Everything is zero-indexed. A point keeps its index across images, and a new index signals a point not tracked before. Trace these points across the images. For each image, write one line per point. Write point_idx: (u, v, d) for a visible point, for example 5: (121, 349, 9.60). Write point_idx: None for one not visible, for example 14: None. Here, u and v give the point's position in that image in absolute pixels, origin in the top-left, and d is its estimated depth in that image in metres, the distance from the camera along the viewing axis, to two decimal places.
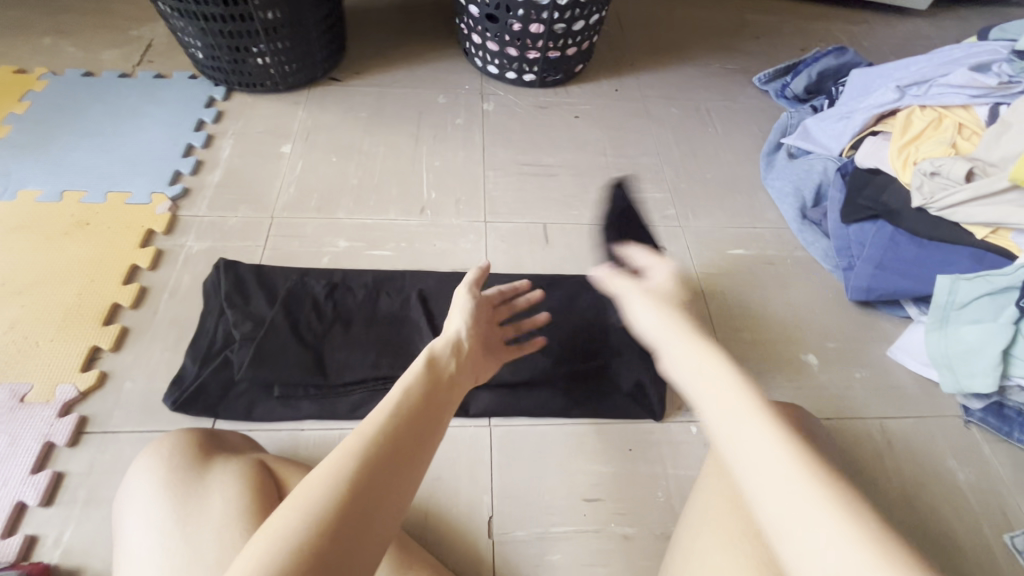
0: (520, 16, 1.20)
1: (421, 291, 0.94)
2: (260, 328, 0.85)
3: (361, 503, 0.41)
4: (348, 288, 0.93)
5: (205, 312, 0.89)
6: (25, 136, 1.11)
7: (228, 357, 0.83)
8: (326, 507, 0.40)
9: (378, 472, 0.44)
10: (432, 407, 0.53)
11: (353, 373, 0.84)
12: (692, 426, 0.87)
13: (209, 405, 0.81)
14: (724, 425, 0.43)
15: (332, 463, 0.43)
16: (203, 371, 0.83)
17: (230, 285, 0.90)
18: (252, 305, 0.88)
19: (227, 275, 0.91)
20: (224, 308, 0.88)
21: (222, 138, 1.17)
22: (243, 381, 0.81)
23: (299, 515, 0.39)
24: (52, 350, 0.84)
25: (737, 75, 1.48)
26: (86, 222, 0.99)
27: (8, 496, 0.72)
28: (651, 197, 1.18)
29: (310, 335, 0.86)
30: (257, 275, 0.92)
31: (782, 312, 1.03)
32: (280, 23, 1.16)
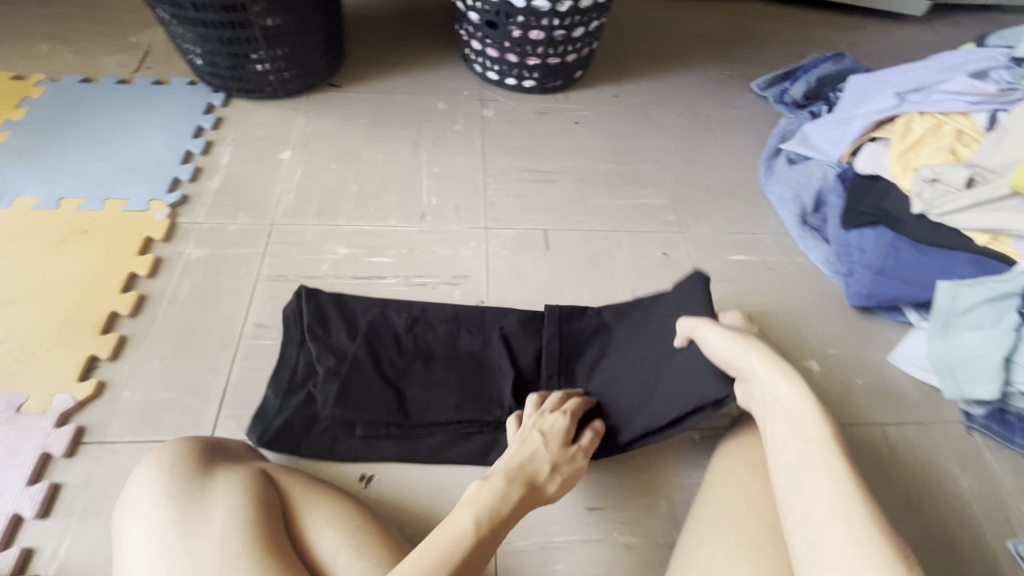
0: (520, 22, 1.20)
1: (504, 327, 0.87)
2: (342, 363, 0.81)
3: None
4: (427, 322, 0.87)
5: (285, 342, 0.85)
6: (23, 143, 1.11)
7: (311, 393, 0.79)
8: None
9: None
10: (485, 550, 0.53)
11: (434, 415, 0.79)
12: (695, 433, 0.87)
13: (293, 443, 0.78)
14: (799, 459, 0.53)
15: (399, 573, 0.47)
16: (287, 405, 0.80)
17: (312, 316, 0.85)
18: (333, 337, 0.83)
19: (309, 304, 0.85)
20: (305, 339, 0.84)
21: (220, 145, 1.16)
22: (327, 419, 0.78)
23: None
24: (49, 359, 0.83)
25: (736, 81, 1.48)
26: (84, 229, 0.98)
27: (4, 509, 0.71)
28: (651, 203, 1.18)
29: (392, 372, 0.81)
30: (338, 305, 0.87)
31: (784, 318, 1.02)
32: (279, 30, 1.16)
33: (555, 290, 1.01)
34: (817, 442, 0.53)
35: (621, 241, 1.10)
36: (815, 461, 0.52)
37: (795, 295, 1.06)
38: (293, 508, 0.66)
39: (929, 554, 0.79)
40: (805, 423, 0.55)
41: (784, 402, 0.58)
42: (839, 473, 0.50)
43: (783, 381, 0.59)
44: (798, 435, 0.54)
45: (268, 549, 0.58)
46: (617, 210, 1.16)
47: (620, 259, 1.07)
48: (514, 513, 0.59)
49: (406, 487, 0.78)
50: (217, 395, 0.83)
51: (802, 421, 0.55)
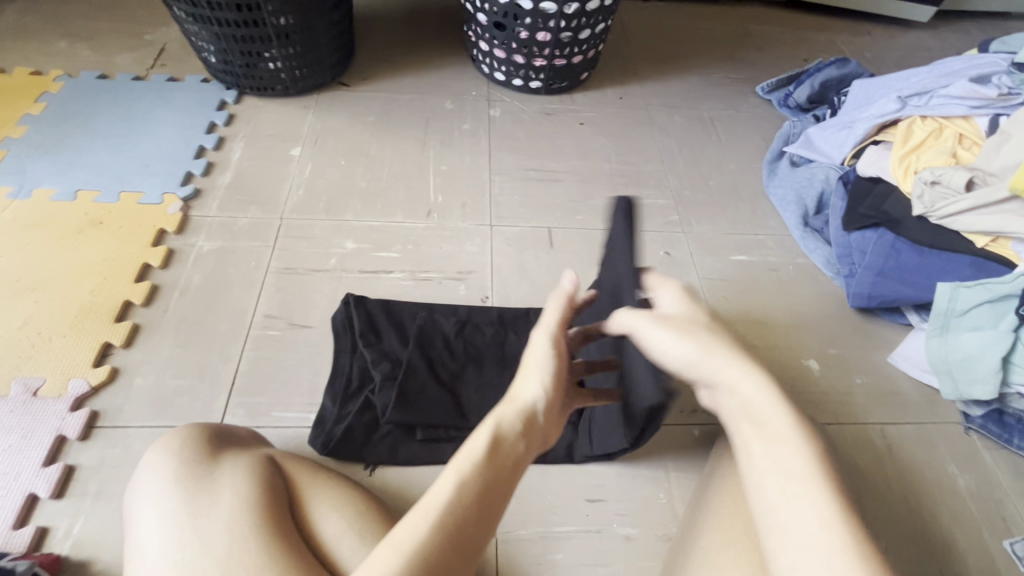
0: (527, 24, 1.22)
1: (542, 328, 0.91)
2: (398, 368, 0.84)
3: None
4: (476, 327, 0.90)
5: (337, 350, 0.88)
6: (41, 136, 1.13)
7: (369, 399, 0.82)
8: None
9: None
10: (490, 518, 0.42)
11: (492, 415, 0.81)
12: (694, 428, 0.88)
13: (356, 449, 0.80)
14: (779, 497, 0.42)
15: None
16: (346, 413, 0.82)
17: (363, 323, 0.89)
18: (386, 344, 0.87)
19: (359, 312, 0.90)
20: (358, 346, 0.87)
21: (233, 141, 1.19)
22: (387, 424, 0.80)
23: None
24: (65, 345, 0.86)
25: (741, 84, 1.50)
26: (99, 221, 1.01)
27: (20, 488, 0.73)
28: (654, 203, 1.20)
29: (446, 375, 0.84)
30: (386, 312, 0.91)
31: (784, 318, 1.04)
32: (291, 28, 1.18)
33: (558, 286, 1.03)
34: (802, 475, 0.42)
35: None
36: (799, 497, 0.42)
37: (795, 294, 1.07)
38: (299, 495, 0.67)
39: (925, 552, 0.80)
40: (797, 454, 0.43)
41: (756, 412, 0.46)
42: (828, 511, 0.40)
43: (755, 389, 0.47)
44: (783, 470, 0.43)
45: (273, 534, 0.59)
46: None
47: None
48: (511, 465, 0.45)
49: (410, 477, 0.80)
50: (226, 383, 0.85)
51: (787, 456, 0.43)
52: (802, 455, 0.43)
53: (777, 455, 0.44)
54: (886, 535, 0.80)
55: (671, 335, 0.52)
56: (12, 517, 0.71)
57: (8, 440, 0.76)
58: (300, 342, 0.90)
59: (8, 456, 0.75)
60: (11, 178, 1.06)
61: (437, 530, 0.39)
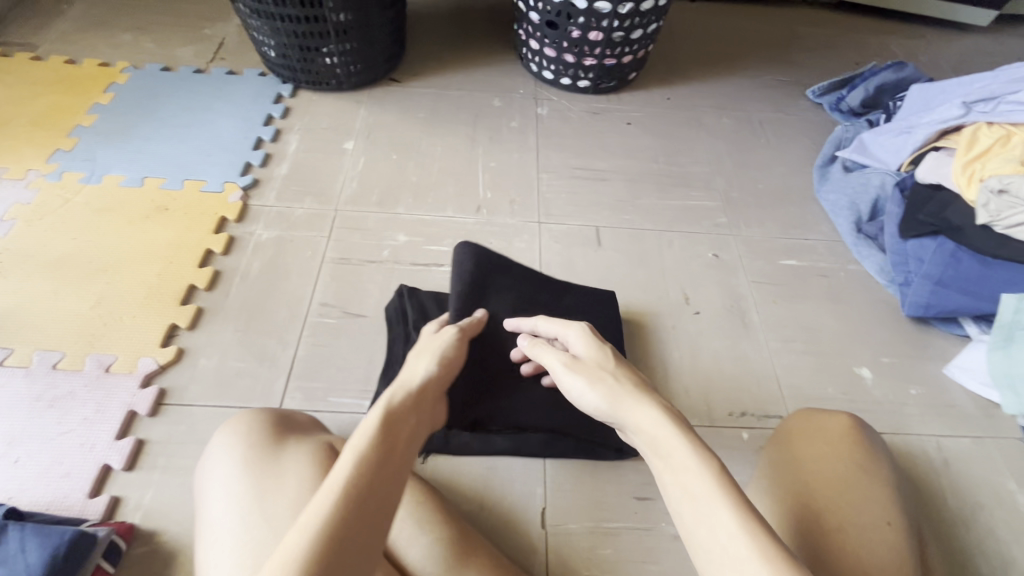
0: (580, 23, 1.22)
1: (554, 298, 0.90)
2: None
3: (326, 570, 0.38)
4: None
5: (391, 339, 0.90)
6: (110, 125, 1.18)
7: None
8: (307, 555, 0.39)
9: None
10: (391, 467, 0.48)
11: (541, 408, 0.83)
12: (743, 431, 0.88)
13: None
14: (689, 510, 0.45)
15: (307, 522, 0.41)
16: None
17: (416, 313, 0.91)
18: None
19: (411, 302, 0.92)
20: (411, 335, 0.89)
21: (289, 133, 1.22)
22: None
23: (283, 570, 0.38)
24: (135, 325, 0.89)
25: (790, 87, 1.47)
26: (165, 208, 1.05)
27: (95, 459, 0.77)
28: (702, 204, 1.19)
29: None
30: (437, 303, 0.93)
31: (834, 325, 1.02)
32: (349, 25, 1.21)
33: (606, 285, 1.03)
34: (702, 488, 0.44)
35: (672, 240, 1.11)
36: (707, 510, 0.44)
37: (847, 301, 1.05)
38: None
39: (982, 568, 0.78)
40: (690, 465, 0.46)
41: (652, 434, 0.50)
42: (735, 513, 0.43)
43: (650, 417, 0.51)
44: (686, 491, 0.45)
45: None
46: (667, 210, 1.17)
47: (669, 258, 1.08)
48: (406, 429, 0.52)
49: (461, 466, 0.81)
50: (285, 367, 0.88)
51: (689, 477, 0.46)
52: (703, 473, 0.45)
53: (676, 471, 0.47)
54: (942, 549, 0.79)
55: (582, 380, 0.58)
56: (87, 486, 0.74)
57: (83, 413, 0.80)
58: (355, 330, 0.93)
59: (84, 429, 0.79)
60: (83, 164, 1.11)
61: (359, 478, 0.45)
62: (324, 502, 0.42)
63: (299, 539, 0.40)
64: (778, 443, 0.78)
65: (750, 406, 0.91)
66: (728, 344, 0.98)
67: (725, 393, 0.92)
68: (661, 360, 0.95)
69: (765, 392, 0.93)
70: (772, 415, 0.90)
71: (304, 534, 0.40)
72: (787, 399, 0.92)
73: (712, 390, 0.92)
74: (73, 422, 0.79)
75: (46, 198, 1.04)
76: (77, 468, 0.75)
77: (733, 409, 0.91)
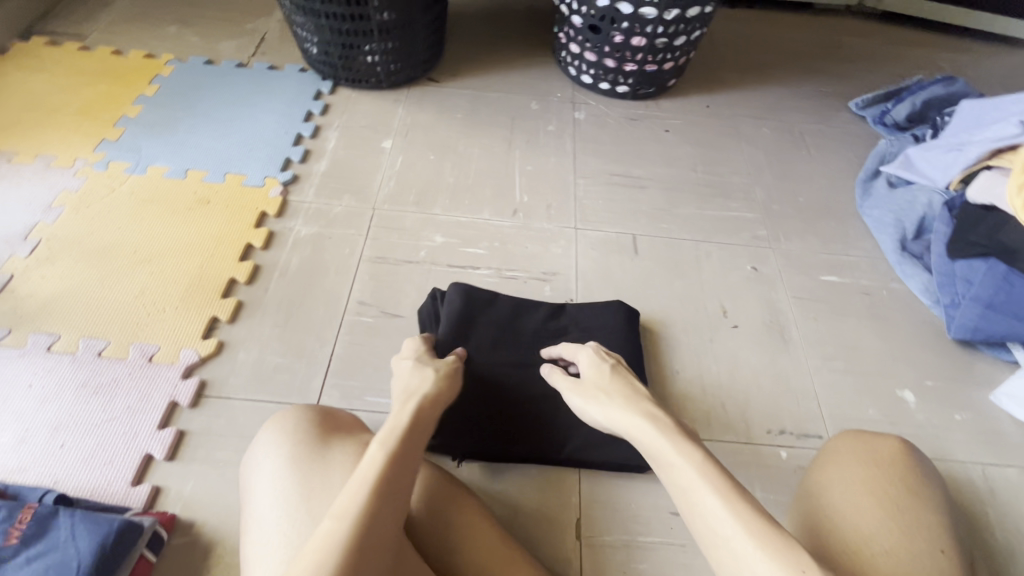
0: (624, 28, 1.21)
1: (555, 311, 0.94)
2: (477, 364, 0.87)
3: (358, 554, 0.46)
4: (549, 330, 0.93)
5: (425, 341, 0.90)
6: (155, 117, 1.20)
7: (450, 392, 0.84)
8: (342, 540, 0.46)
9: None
10: (410, 466, 0.55)
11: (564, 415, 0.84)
12: (781, 450, 0.87)
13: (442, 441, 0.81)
14: (685, 504, 0.54)
15: (340, 510, 0.48)
16: None
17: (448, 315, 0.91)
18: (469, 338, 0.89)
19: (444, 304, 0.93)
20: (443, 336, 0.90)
21: (328, 130, 1.23)
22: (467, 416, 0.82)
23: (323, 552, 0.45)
24: (177, 316, 0.91)
25: (832, 99, 1.44)
26: (207, 200, 1.06)
27: (137, 448, 0.78)
28: (741, 216, 1.17)
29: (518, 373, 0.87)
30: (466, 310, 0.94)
31: (876, 344, 1.00)
32: (392, 24, 1.21)
33: (643, 294, 1.02)
34: (690, 481, 0.54)
35: (710, 251, 1.10)
36: (705, 498, 0.52)
37: (891, 320, 1.03)
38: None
39: None
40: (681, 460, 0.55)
41: (642, 441, 0.60)
42: (726, 495, 0.52)
43: (638, 422, 0.61)
44: (678, 485, 0.55)
45: None
46: (706, 221, 1.15)
47: (707, 270, 1.07)
48: (422, 431, 0.59)
49: (496, 472, 0.81)
50: (323, 363, 0.88)
51: (681, 475, 0.55)
52: (689, 466, 0.55)
53: (668, 469, 0.56)
54: None
55: (581, 401, 0.69)
56: (130, 473, 0.75)
57: (127, 401, 0.81)
58: (392, 330, 0.93)
59: (127, 417, 0.80)
60: (128, 154, 1.12)
61: (377, 480, 0.51)
62: (354, 496, 0.49)
63: (337, 526, 0.47)
64: (819, 459, 0.78)
65: (788, 424, 0.90)
66: (766, 360, 0.96)
67: (763, 410, 0.91)
68: (698, 374, 0.94)
69: (804, 411, 0.91)
70: (811, 435, 0.89)
71: (335, 528, 0.47)
72: (826, 420, 0.91)
73: (749, 406, 0.91)
74: (117, 410, 0.80)
75: (93, 187, 1.06)
76: (120, 456, 0.77)
77: (771, 426, 0.89)
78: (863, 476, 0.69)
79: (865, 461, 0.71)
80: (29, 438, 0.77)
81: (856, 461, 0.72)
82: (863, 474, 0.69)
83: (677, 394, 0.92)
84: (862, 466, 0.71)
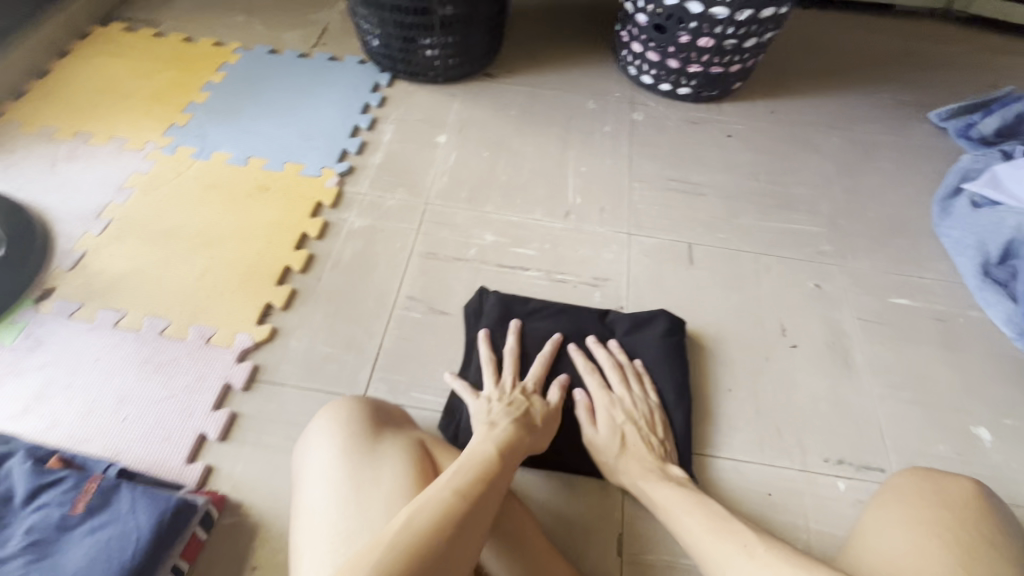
0: (692, 28, 1.16)
1: (601, 319, 0.93)
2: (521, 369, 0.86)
3: (466, 514, 0.52)
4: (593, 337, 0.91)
5: (468, 341, 0.90)
6: (221, 104, 1.24)
7: None
8: (451, 499, 0.53)
9: (459, 532, 0.50)
10: (505, 470, 0.62)
11: None
12: (839, 481, 0.82)
13: None
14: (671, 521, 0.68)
15: (448, 480, 0.56)
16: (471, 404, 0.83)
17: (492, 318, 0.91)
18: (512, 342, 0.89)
19: (489, 306, 0.93)
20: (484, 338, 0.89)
21: (384, 123, 1.23)
22: None
23: (435, 505, 0.52)
24: (234, 300, 0.93)
25: (910, 108, 1.35)
26: (266, 187, 1.09)
27: (193, 427, 0.80)
28: (805, 230, 1.11)
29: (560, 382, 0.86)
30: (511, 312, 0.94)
31: (949, 375, 0.93)
32: (454, 18, 1.20)
33: (697, 307, 0.99)
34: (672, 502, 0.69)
35: (770, 265, 1.05)
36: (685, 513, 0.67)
37: (967, 350, 0.96)
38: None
39: None
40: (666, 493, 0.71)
41: (634, 483, 0.74)
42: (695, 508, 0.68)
43: (633, 474, 0.74)
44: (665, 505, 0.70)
45: None
46: (766, 233, 1.10)
47: (766, 285, 1.02)
48: (518, 449, 0.67)
49: (538, 478, 0.80)
50: (371, 356, 0.89)
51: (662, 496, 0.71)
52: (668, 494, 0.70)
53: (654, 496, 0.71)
54: None
55: (592, 438, 0.78)
56: (185, 451, 0.78)
57: (185, 380, 0.84)
58: (439, 327, 0.93)
59: (185, 395, 0.83)
60: (195, 140, 1.16)
61: (481, 472, 0.59)
62: (461, 477, 0.57)
63: (448, 492, 0.54)
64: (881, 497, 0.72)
65: (847, 453, 0.85)
66: (826, 384, 0.91)
67: (820, 436, 0.86)
68: (751, 394, 0.90)
69: (866, 441, 0.86)
70: (872, 467, 0.84)
71: (448, 493, 0.54)
72: (890, 453, 0.85)
73: (805, 432, 0.87)
74: (176, 388, 0.83)
75: (161, 170, 1.10)
76: (177, 433, 0.79)
77: (829, 455, 0.85)
78: (928, 519, 0.64)
79: (930, 501, 0.66)
80: (95, 410, 0.80)
81: (921, 502, 0.67)
82: (930, 516, 0.64)
83: (728, 413, 0.88)
84: (928, 506, 0.66)
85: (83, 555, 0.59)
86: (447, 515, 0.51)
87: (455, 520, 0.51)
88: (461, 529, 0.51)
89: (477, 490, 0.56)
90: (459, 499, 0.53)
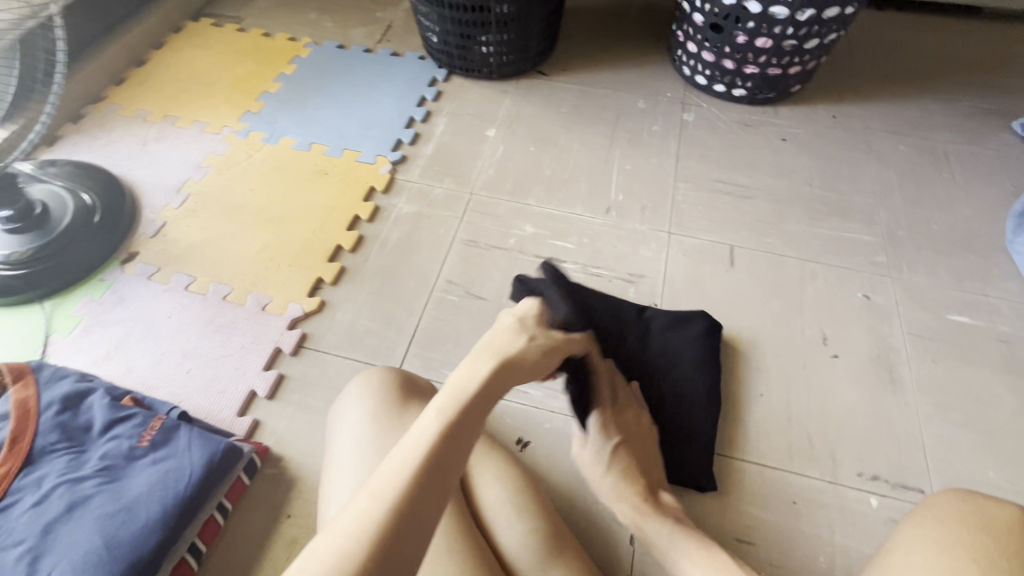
0: (749, 29, 1.14)
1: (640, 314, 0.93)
2: None
3: (392, 535, 0.38)
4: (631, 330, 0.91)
5: None
6: (291, 94, 1.33)
7: None
8: (372, 512, 0.38)
9: (383, 554, 0.37)
10: (465, 436, 0.44)
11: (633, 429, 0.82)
12: (871, 497, 0.79)
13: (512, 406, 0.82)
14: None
15: (375, 481, 0.40)
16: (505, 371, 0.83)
17: None
18: None
19: None
20: None
21: (438, 116, 1.29)
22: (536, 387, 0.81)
23: (347, 531, 0.37)
24: (289, 273, 1.01)
25: (991, 117, 1.27)
26: (325, 172, 1.16)
27: (245, 384, 0.88)
28: (858, 238, 1.07)
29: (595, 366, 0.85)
30: None
31: (1008, 400, 0.87)
32: (510, 17, 1.24)
33: (733, 309, 0.97)
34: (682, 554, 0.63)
35: (816, 273, 1.02)
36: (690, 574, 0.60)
37: None
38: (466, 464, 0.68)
39: None
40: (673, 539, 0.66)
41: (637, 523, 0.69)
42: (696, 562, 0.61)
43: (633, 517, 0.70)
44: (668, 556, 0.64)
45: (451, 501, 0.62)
46: (816, 239, 1.07)
47: (810, 292, 0.99)
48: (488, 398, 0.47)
49: (557, 460, 0.82)
50: (409, 333, 0.94)
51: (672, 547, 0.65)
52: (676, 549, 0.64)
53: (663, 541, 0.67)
54: None
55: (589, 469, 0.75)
56: (237, 404, 0.86)
57: (242, 341, 0.92)
58: (474, 311, 0.97)
59: (240, 355, 0.91)
60: (266, 126, 1.26)
61: (425, 453, 0.42)
62: (393, 468, 0.41)
63: (369, 499, 0.39)
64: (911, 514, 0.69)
65: (883, 469, 0.82)
66: (867, 398, 0.88)
67: (856, 450, 0.83)
68: (784, 402, 0.88)
69: (905, 461, 0.82)
70: (910, 487, 0.80)
71: (369, 500, 0.39)
72: (931, 475, 0.81)
73: (840, 444, 0.84)
74: (233, 347, 0.91)
75: (234, 152, 1.21)
76: (231, 388, 0.87)
77: (863, 470, 0.82)
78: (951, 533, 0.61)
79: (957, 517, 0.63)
80: (164, 361, 0.90)
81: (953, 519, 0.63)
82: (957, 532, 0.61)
83: (758, 418, 0.86)
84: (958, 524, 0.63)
85: (145, 482, 0.67)
86: (361, 543, 0.37)
87: (374, 540, 0.37)
88: (381, 552, 0.37)
89: (410, 488, 0.40)
90: (383, 509, 0.38)
